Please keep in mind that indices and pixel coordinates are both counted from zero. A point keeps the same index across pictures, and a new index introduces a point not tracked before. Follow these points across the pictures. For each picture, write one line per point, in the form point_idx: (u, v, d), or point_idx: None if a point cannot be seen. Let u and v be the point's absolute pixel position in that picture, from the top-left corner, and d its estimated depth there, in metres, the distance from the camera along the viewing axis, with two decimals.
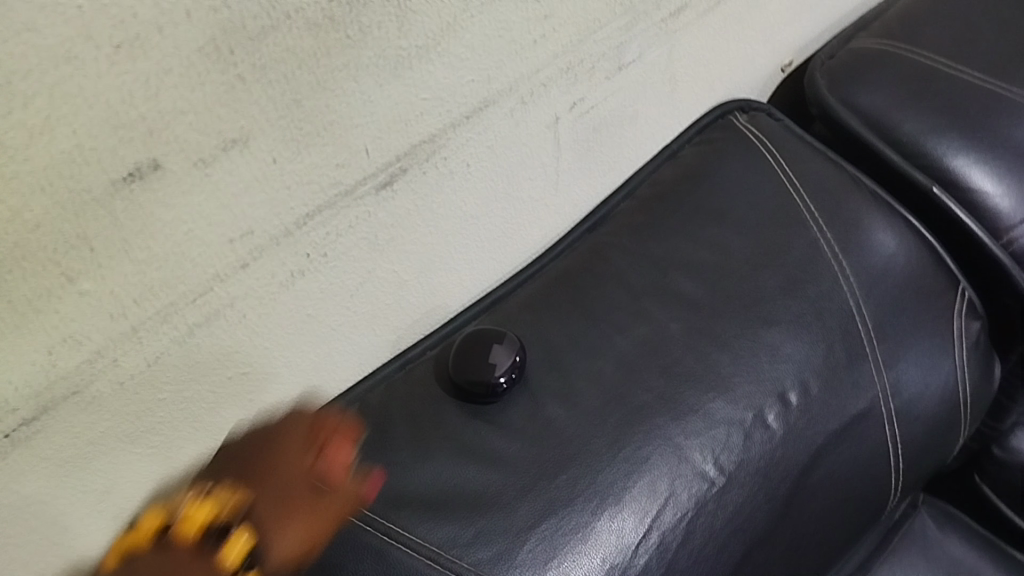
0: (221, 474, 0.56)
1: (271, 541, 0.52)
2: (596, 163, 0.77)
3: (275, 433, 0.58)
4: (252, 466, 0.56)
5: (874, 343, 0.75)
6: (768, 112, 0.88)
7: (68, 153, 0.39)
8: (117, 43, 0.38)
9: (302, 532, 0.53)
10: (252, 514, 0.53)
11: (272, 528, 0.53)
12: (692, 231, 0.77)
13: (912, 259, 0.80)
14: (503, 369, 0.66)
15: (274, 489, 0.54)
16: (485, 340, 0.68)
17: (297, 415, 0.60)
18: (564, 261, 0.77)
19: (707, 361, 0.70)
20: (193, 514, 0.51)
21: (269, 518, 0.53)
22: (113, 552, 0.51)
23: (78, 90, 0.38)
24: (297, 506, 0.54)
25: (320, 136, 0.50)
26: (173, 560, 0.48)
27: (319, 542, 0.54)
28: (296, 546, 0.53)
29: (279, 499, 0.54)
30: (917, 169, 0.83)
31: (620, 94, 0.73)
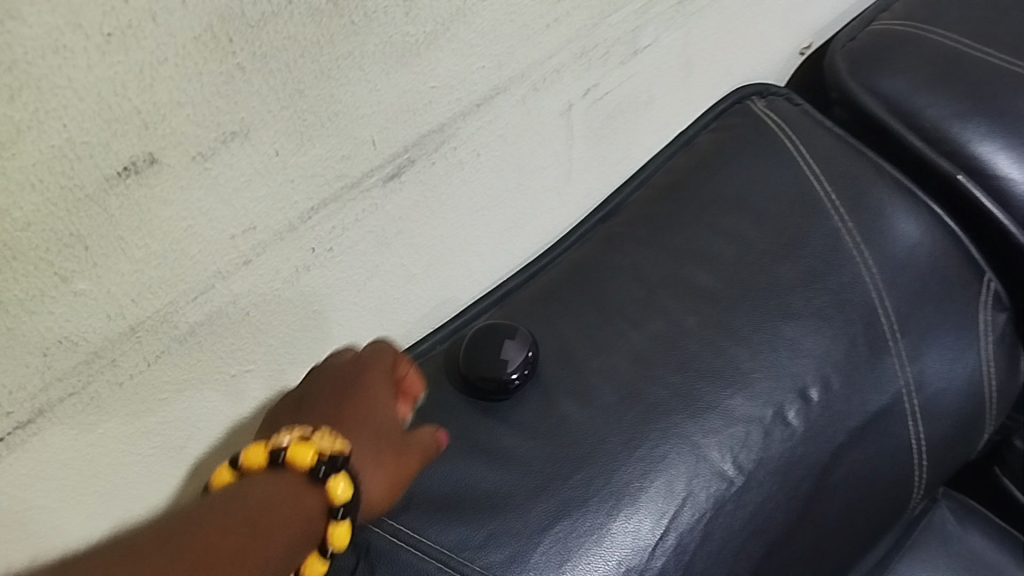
0: (311, 414, 0.55)
1: (373, 482, 0.52)
2: (610, 150, 0.75)
3: (371, 362, 0.57)
4: (346, 394, 0.55)
5: (897, 337, 0.73)
6: (787, 96, 0.85)
7: (58, 148, 0.37)
8: (108, 32, 0.36)
9: (393, 472, 0.53)
10: (359, 453, 0.52)
11: (380, 452, 0.53)
12: (709, 221, 0.75)
13: (936, 249, 0.77)
14: (516, 366, 0.64)
15: (377, 431, 0.54)
16: (496, 335, 0.65)
17: (385, 347, 0.59)
18: (577, 252, 0.74)
19: (725, 356, 0.68)
20: (315, 439, 0.49)
21: (365, 452, 0.52)
22: (228, 469, 0.50)
23: (69, 81, 0.36)
24: (397, 438, 0.54)
25: (324, 127, 0.48)
26: (285, 485, 0.47)
27: (427, 450, 0.56)
28: (393, 451, 0.54)
29: (383, 441, 0.54)
30: (942, 155, 0.81)
31: (636, 79, 0.71)
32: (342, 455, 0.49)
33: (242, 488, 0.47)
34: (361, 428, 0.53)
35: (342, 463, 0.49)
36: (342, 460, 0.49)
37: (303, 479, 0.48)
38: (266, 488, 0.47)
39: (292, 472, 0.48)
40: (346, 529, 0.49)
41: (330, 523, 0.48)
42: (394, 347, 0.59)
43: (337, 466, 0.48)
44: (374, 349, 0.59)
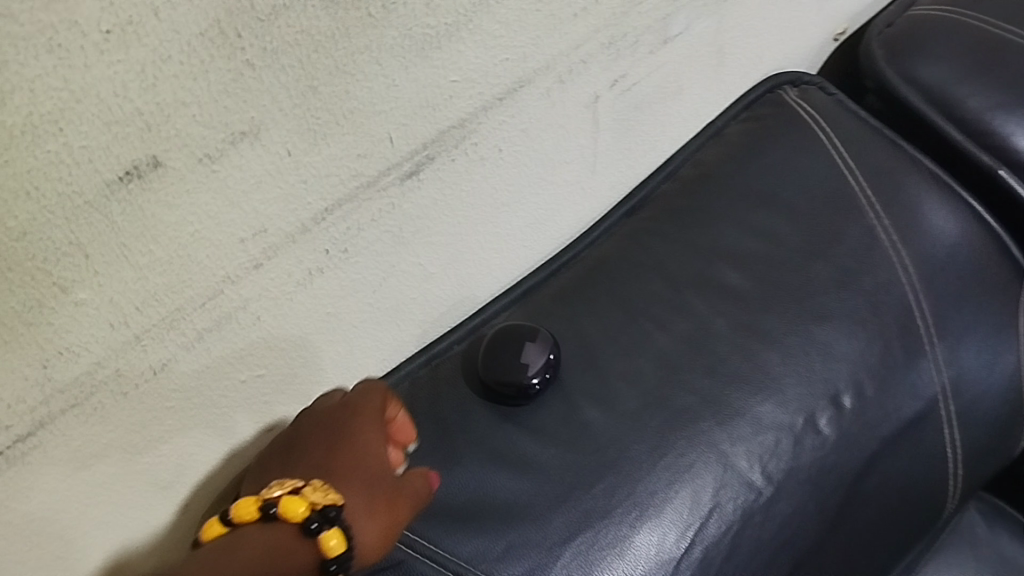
0: (303, 466, 0.52)
1: (369, 528, 0.49)
2: (636, 143, 0.72)
3: (360, 404, 0.54)
4: (337, 440, 0.52)
5: (933, 340, 0.70)
6: (821, 84, 0.82)
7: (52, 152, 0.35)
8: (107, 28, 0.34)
9: (386, 520, 0.50)
10: (352, 501, 0.49)
11: (376, 495, 0.50)
12: (739, 217, 0.72)
13: (975, 248, 0.74)
14: (536, 370, 0.62)
15: (372, 473, 0.51)
16: (515, 336, 0.63)
17: (372, 388, 0.56)
18: (600, 248, 0.72)
19: (755, 360, 0.65)
20: (309, 491, 0.48)
21: (361, 497, 0.49)
22: (218, 521, 0.49)
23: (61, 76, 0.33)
24: (392, 480, 0.52)
25: (339, 125, 0.46)
26: (272, 541, 0.46)
27: (423, 495, 0.53)
28: (390, 496, 0.51)
29: (377, 487, 0.51)
30: (983, 149, 0.77)
31: (664, 69, 0.68)
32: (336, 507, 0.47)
33: (227, 547, 0.46)
34: (354, 472, 0.51)
35: (332, 516, 0.47)
36: (334, 516, 0.47)
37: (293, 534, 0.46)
38: (252, 548, 0.45)
39: (284, 527, 0.47)
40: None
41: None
42: (382, 387, 0.57)
43: (328, 519, 0.47)
44: (361, 392, 0.56)
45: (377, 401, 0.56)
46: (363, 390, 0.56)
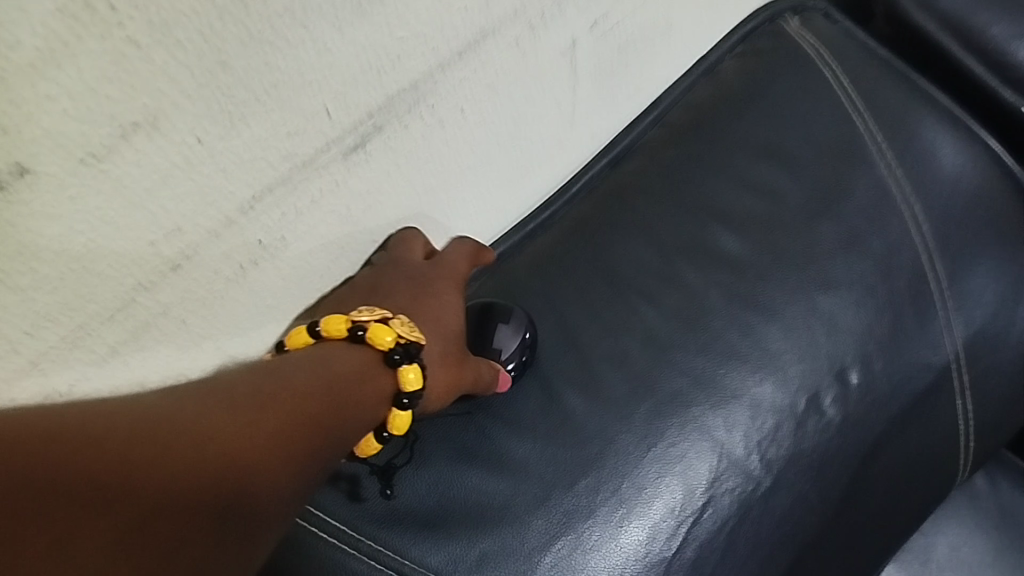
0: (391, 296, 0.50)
1: (442, 377, 0.49)
2: (621, 87, 0.64)
3: (450, 264, 0.54)
4: (424, 286, 0.51)
5: (948, 303, 0.63)
6: (824, 13, 0.73)
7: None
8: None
9: (455, 375, 0.50)
10: (435, 348, 0.49)
11: (455, 353, 0.51)
12: (735, 168, 0.65)
13: (993, 198, 0.67)
14: (511, 352, 0.55)
15: (453, 335, 0.51)
16: (485, 312, 0.56)
17: (462, 252, 0.56)
18: (581, 206, 0.64)
19: (753, 334, 0.59)
20: (398, 321, 0.46)
21: (443, 350, 0.50)
22: (305, 331, 0.45)
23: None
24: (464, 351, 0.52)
25: (260, 103, 0.38)
26: (361, 363, 0.43)
27: (487, 379, 0.54)
28: (462, 361, 0.51)
29: (452, 345, 0.51)
30: (1004, 84, 0.70)
31: (651, 3, 0.59)
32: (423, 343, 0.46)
33: (318, 355, 0.42)
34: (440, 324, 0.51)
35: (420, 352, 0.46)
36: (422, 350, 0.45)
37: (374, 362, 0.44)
38: (346, 362, 0.42)
39: (369, 352, 0.44)
40: (408, 417, 0.44)
41: (394, 410, 0.44)
42: (472, 250, 0.56)
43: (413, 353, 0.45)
44: (450, 252, 0.55)
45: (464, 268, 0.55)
46: (451, 251, 0.55)
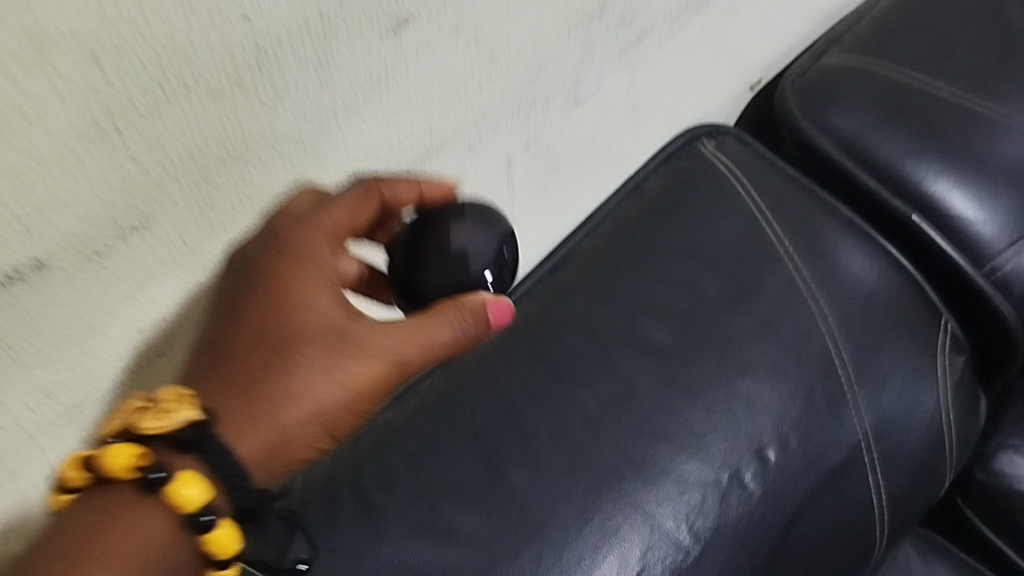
0: (239, 337, 0.47)
1: (272, 437, 0.47)
2: (556, 202, 0.73)
3: (291, 244, 0.47)
4: (270, 304, 0.47)
5: (856, 387, 0.71)
6: (737, 136, 0.83)
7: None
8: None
9: (311, 411, 0.47)
10: (245, 412, 0.47)
11: (303, 386, 0.47)
12: (660, 269, 0.72)
13: (889, 292, 0.75)
14: (485, 257, 0.50)
15: (298, 359, 0.47)
16: (438, 212, 0.51)
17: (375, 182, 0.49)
18: (523, 307, 0.72)
19: (680, 417, 0.65)
20: (150, 415, 0.43)
21: (270, 395, 0.47)
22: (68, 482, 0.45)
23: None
24: (342, 353, 0.48)
25: (233, 211, 0.46)
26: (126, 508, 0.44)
27: (407, 354, 0.48)
28: (327, 378, 0.48)
29: (325, 355, 0.48)
30: (896, 195, 0.79)
31: (579, 130, 0.68)
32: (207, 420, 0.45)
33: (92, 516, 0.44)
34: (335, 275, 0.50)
35: (203, 435, 0.45)
36: (202, 435, 0.45)
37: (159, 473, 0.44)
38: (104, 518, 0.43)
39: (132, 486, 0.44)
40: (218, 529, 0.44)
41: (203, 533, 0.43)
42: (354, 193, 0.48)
43: (193, 441, 0.44)
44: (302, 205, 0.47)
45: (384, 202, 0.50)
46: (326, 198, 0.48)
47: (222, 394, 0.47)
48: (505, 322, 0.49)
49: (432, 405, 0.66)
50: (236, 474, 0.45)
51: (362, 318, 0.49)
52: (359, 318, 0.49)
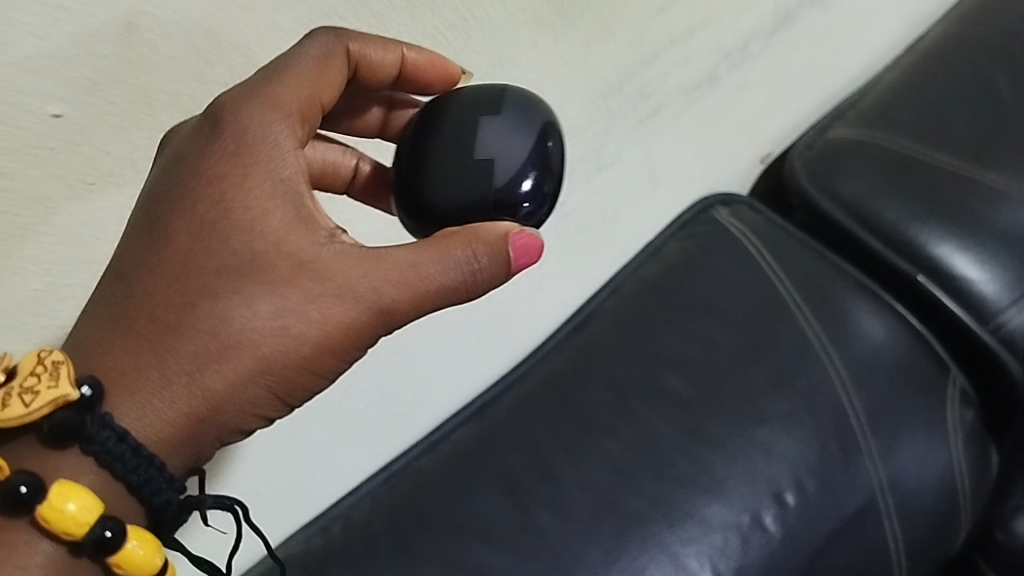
0: (165, 266, 0.43)
1: (195, 405, 0.43)
2: (580, 262, 0.78)
3: (242, 152, 0.44)
4: (208, 225, 0.43)
5: (869, 436, 0.74)
6: (749, 204, 0.87)
7: (15, 255, 0.42)
8: (55, 145, 0.41)
9: (250, 371, 0.43)
10: (161, 373, 0.42)
11: (240, 334, 0.42)
12: (680, 325, 0.76)
13: (899, 348, 0.78)
14: (520, 161, 0.45)
15: (235, 298, 0.42)
16: (470, 106, 0.47)
17: (340, 37, 0.47)
18: (551, 362, 0.76)
19: (702, 464, 0.69)
20: (16, 411, 0.40)
21: (199, 336, 0.42)
22: None
23: (8, 186, 0.40)
24: (295, 290, 0.43)
25: None
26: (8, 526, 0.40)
27: (388, 298, 0.43)
28: (275, 323, 0.43)
29: (268, 286, 0.43)
30: (902, 257, 0.83)
31: (600, 196, 0.74)
32: (79, 401, 0.40)
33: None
34: (323, 162, 0.53)
35: (83, 416, 0.40)
36: (77, 420, 0.40)
37: (45, 464, 0.41)
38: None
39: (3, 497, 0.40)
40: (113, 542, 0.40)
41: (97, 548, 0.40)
42: (319, 57, 0.46)
43: (66, 429, 0.40)
44: (249, 108, 0.44)
45: (355, 58, 0.48)
46: (278, 72, 0.45)
47: (137, 341, 0.42)
48: (532, 263, 0.44)
49: (465, 451, 0.70)
50: (144, 467, 0.41)
51: (325, 242, 0.44)
52: (321, 243, 0.44)
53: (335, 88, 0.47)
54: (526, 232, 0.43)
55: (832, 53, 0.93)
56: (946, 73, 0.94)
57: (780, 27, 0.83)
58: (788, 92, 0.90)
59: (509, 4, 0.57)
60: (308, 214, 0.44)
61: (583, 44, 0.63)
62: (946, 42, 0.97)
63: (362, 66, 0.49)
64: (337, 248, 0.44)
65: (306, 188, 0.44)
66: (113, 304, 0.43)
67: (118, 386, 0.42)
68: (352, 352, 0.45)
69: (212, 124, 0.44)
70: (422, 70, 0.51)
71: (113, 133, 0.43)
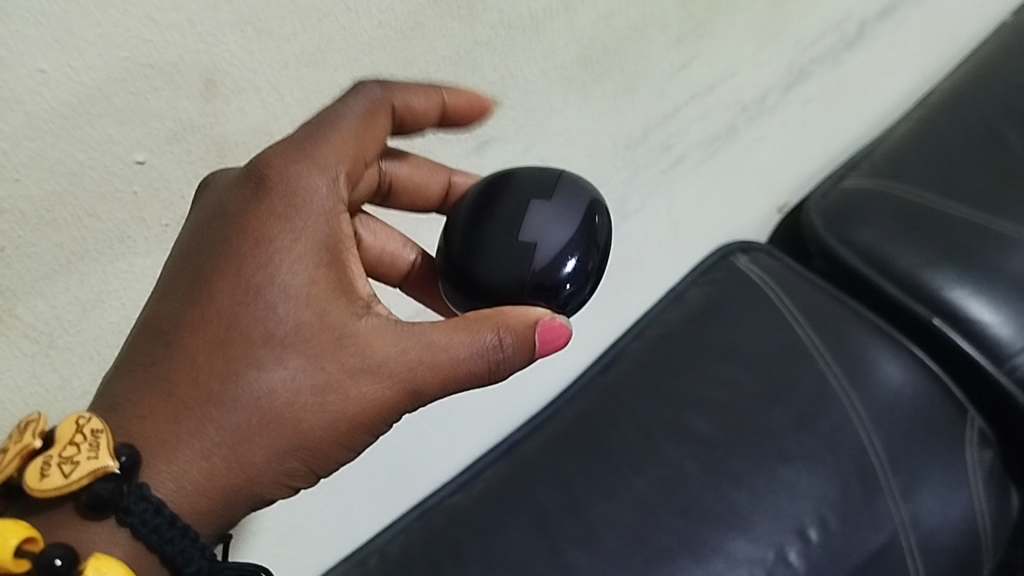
0: (206, 329, 0.41)
1: (230, 478, 0.40)
2: (605, 307, 0.81)
3: (283, 212, 0.42)
4: (247, 288, 0.41)
5: (890, 475, 0.76)
6: (768, 251, 0.90)
7: (97, 291, 0.43)
8: (137, 190, 0.43)
9: (286, 445, 0.41)
10: (199, 443, 0.39)
11: (280, 406, 0.41)
12: (703, 367, 0.79)
13: (916, 389, 0.80)
14: (565, 244, 0.46)
15: (277, 368, 0.41)
16: (523, 187, 0.49)
17: (384, 91, 0.46)
18: (578, 404, 0.78)
19: (727, 501, 0.71)
20: (54, 477, 0.36)
21: (237, 406, 0.40)
22: None
23: (94, 228, 0.42)
24: (335, 364, 0.41)
25: None
26: None
27: (422, 376, 0.42)
28: (313, 398, 0.41)
29: (306, 358, 0.41)
30: (919, 302, 0.85)
31: (624, 243, 0.77)
32: (118, 472, 0.37)
33: None
34: (383, 252, 0.54)
35: (121, 487, 0.37)
36: (116, 491, 0.37)
37: (76, 539, 0.37)
38: None
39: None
40: None
41: None
42: (361, 118, 0.45)
43: (103, 500, 0.36)
44: (295, 169, 0.43)
45: (399, 109, 0.47)
46: (324, 129, 0.44)
47: (175, 407, 0.40)
48: (559, 347, 0.44)
49: (496, 491, 0.72)
50: (179, 537, 0.38)
51: (363, 314, 0.43)
52: (359, 315, 0.43)
53: (377, 143, 0.46)
54: (557, 320, 0.43)
55: (844, 108, 0.96)
56: (954, 126, 0.97)
57: (796, 83, 0.86)
58: (802, 145, 0.93)
59: (544, 63, 0.60)
60: (347, 283, 0.43)
61: (611, 99, 0.67)
62: (954, 98, 1.00)
63: (404, 114, 0.47)
64: (372, 322, 0.43)
65: (346, 257, 0.44)
66: (148, 365, 0.40)
67: (154, 454, 0.39)
68: (382, 427, 0.43)
69: (257, 181, 0.42)
70: (460, 113, 0.50)
71: (188, 179, 0.44)
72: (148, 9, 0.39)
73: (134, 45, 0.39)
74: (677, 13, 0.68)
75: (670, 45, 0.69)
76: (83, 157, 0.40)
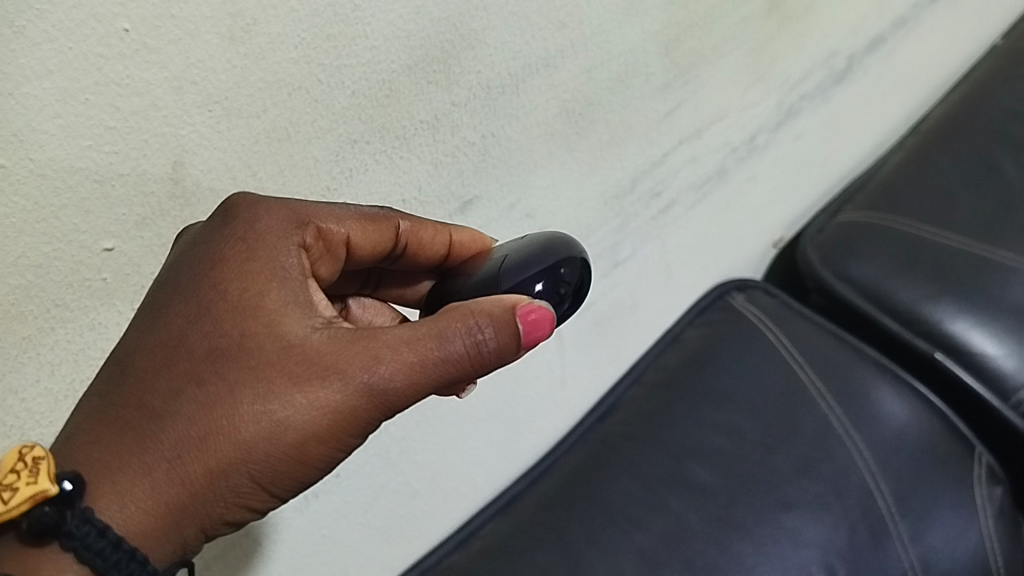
0: (153, 348, 0.38)
1: (173, 495, 0.37)
2: (601, 354, 0.79)
3: (239, 233, 0.41)
4: (196, 307, 0.39)
5: (897, 520, 0.74)
6: (765, 289, 0.89)
7: (70, 379, 0.43)
8: (106, 276, 0.42)
9: (231, 458, 0.38)
10: (138, 460, 0.37)
11: (224, 416, 0.38)
12: (702, 415, 0.77)
13: (920, 425, 0.79)
14: (538, 263, 0.45)
15: (220, 382, 0.38)
16: (499, 251, 0.49)
17: (392, 213, 0.47)
18: (576, 455, 0.77)
19: (730, 551, 0.70)
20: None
21: (178, 421, 0.37)
22: None
23: (63, 318, 0.41)
24: (284, 374, 0.38)
25: None
26: None
27: (381, 377, 0.39)
28: (260, 409, 0.38)
29: (253, 370, 0.38)
30: (919, 336, 0.84)
31: (617, 290, 0.76)
32: (59, 496, 0.35)
33: None
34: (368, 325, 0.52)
35: (63, 513, 0.35)
36: (56, 516, 0.35)
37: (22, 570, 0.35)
38: None
39: None
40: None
41: None
42: (364, 213, 0.45)
43: (45, 526, 0.35)
44: (264, 212, 0.41)
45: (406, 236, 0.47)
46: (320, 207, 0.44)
47: (116, 429, 0.37)
48: (545, 335, 0.41)
49: (493, 549, 0.70)
50: (126, 560, 0.36)
51: (318, 326, 0.40)
52: (314, 327, 0.40)
53: (373, 252, 0.46)
54: (535, 304, 0.41)
55: (835, 142, 0.95)
56: (942, 155, 0.97)
57: (786, 120, 0.85)
58: (794, 181, 0.92)
59: (526, 119, 0.59)
60: (306, 299, 0.41)
61: (597, 150, 0.66)
62: (946, 127, 1.00)
63: (411, 244, 0.47)
64: (328, 333, 0.40)
65: (305, 278, 0.41)
66: (96, 396, 0.38)
67: (99, 478, 0.37)
68: (344, 441, 0.40)
69: (224, 215, 0.41)
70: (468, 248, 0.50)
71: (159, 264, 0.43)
72: (111, 97, 0.38)
73: (98, 133, 0.39)
74: (662, 61, 0.68)
75: (657, 93, 0.69)
76: (48, 249, 0.39)
